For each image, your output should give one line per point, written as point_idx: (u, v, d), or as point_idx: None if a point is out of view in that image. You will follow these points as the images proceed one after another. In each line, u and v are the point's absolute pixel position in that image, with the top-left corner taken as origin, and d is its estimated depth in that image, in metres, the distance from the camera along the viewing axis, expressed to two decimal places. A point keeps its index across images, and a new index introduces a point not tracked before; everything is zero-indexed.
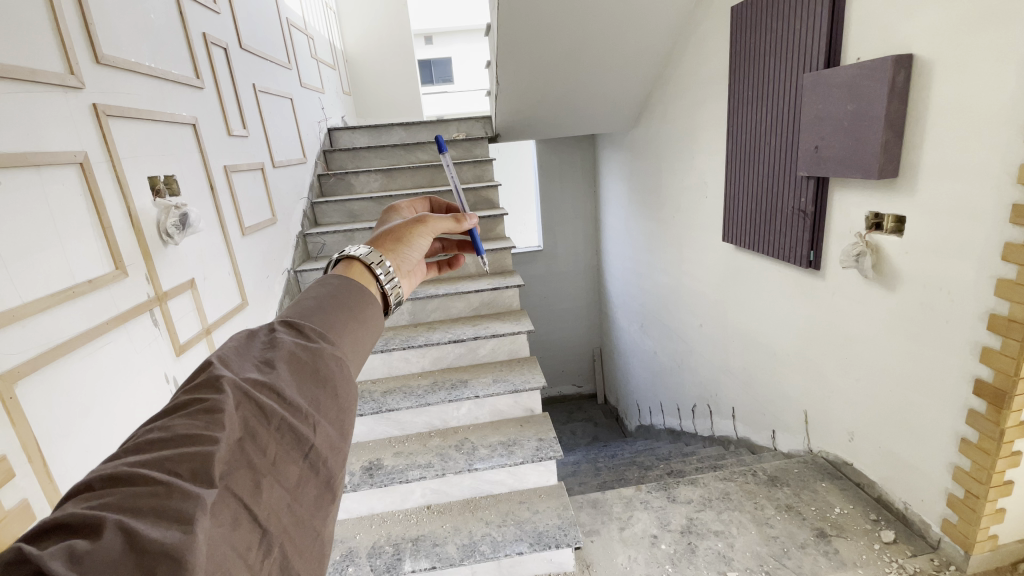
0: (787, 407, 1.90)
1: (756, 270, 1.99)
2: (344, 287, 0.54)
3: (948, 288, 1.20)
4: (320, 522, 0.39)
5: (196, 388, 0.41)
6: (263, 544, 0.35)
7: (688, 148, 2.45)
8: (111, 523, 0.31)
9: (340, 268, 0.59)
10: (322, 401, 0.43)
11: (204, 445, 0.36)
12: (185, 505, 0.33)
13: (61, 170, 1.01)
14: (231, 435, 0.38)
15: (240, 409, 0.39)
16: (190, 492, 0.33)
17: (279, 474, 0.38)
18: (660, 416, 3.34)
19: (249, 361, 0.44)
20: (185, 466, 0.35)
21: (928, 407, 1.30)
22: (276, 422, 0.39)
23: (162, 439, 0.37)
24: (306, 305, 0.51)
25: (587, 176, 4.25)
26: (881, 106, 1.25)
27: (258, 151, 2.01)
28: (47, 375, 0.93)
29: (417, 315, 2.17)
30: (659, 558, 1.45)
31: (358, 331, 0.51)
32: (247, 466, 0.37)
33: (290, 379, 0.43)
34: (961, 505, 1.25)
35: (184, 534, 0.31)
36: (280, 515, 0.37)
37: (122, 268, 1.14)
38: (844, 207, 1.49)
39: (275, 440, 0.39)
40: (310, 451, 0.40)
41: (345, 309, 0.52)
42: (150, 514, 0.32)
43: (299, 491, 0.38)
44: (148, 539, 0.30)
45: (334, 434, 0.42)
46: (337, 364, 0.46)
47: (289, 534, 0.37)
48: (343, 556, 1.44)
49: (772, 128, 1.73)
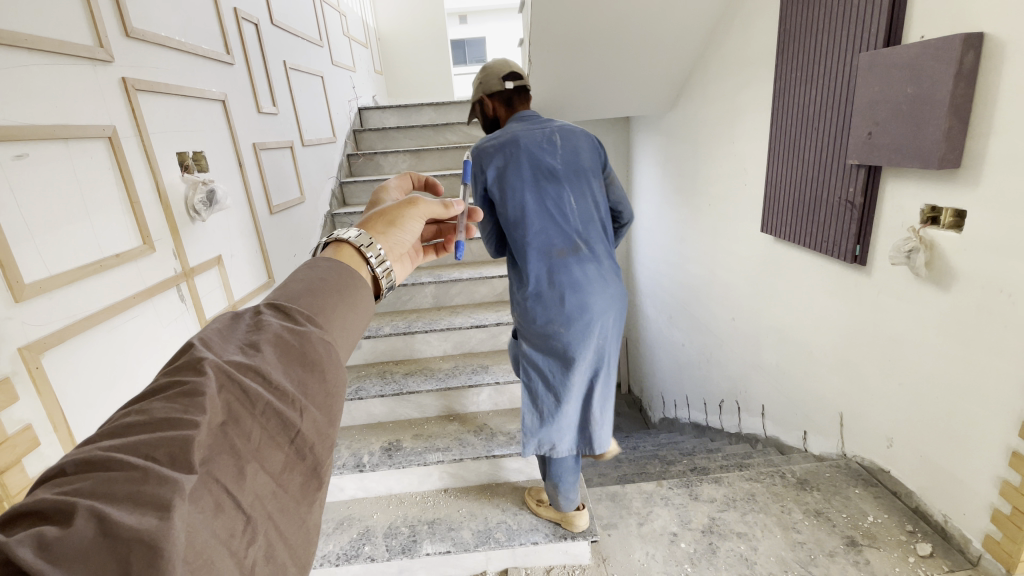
0: (821, 409, 1.81)
1: (795, 262, 1.90)
2: (335, 269, 0.51)
3: (1008, 289, 1.11)
4: (305, 513, 0.37)
5: (176, 370, 0.38)
6: (246, 532, 0.33)
7: (727, 131, 2.33)
8: (83, 509, 0.28)
9: (329, 250, 0.56)
10: (310, 385, 0.40)
11: (184, 427, 0.33)
12: (163, 493, 0.30)
13: (90, 144, 1.02)
14: (214, 419, 0.35)
15: (223, 392, 0.36)
16: (169, 478, 0.30)
17: (263, 460, 0.35)
18: (685, 410, 3.28)
19: (233, 344, 0.41)
20: (162, 451, 0.32)
21: (977, 416, 1.21)
22: (261, 407, 0.37)
23: (139, 421, 0.34)
24: (295, 288, 0.48)
25: (620, 161, 4.13)
26: (945, 89, 1.14)
27: (287, 128, 2.01)
28: (75, 346, 0.96)
29: (440, 298, 2.16)
30: (678, 556, 1.42)
31: (348, 314, 0.48)
32: (230, 453, 0.34)
33: (276, 363, 0.40)
34: (1006, 523, 1.17)
35: (161, 522, 0.28)
36: (264, 502, 0.34)
37: (149, 242, 1.15)
38: (898, 199, 1.38)
39: (259, 427, 0.36)
40: (295, 438, 0.38)
41: (335, 291, 0.48)
42: (125, 502, 0.29)
43: (282, 478, 0.36)
44: (125, 526, 0.28)
45: (320, 419, 0.40)
46: (328, 350, 0.43)
47: (273, 522, 0.35)
48: (359, 535, 1.46)
49: (823, 112, 1.61)
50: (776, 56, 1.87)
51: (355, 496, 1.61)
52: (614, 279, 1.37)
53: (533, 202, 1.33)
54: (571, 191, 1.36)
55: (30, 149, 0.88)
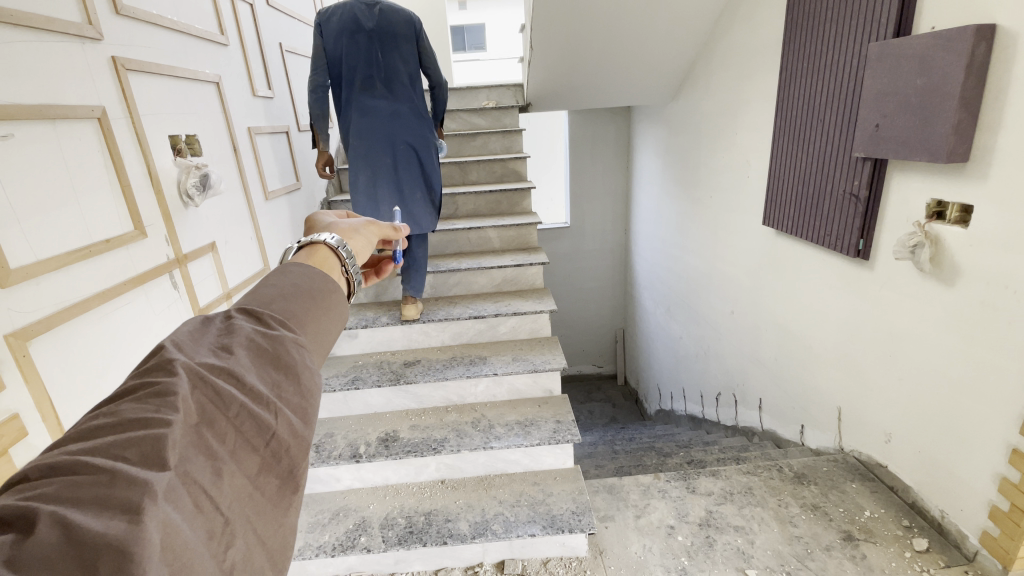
0: (820, 404, 1.81)
1: (796, 256, 1.88)
2: (308, 273, 0.47)
3: (1014, 286, 1.09)
4: (285, 517, 0.33)
5: (146, 372, 0.35)
6: (225, 534, 0.29)
7: (730, 122, 2.30)
8: (46, 514, 0.24)
9: (303, 253, 0.52)
10: (286, 387, 0.37)
11: (156, 427, 0.30)
12: (132, 495, 0.26)
13: (78, 125, 0.99)
14: (187, 419, 0.31)
15: (195, 394, 0.33)
16: (140, 478, 0.27)
17: (241, 462, 0.32)
18: (682, 402, 3.28)
19: (204, 346, 0.38)
20: (134, 451, 0.29)
21: (977, 412, 1.21)
22: (235, 408, 0.33)
23: (108, 425, 0.31)
24: (267, 291, 0.44)
25: (621, 152, 4.09)
26: (955, 82, 1.12)
27: (283, 113, 1.97)
28: (63, 334, 0.93)
29: (438, 288, 2.14)
30: (675, 549, 1.41)
31: (322, 319, 0.44)
32: (205, 454, 0.31)
33: (251, 365, 0.36)
34: (1004, 519, 1.17)
35: (132, 525, 0.25)
36: (243, 503, 0.31)
37: (141, 228, 1.13)
38: (903, 193, 1.36)
39: (233, 429, 0.33)
40: (272, 440, 0.34)
41: (308, 297, 0.44)
42: (93, 505, 0.26)
43: (259, 480, 0.32)
44: (92, 530, 0.24)
45: (298, 421, 0.36)
46: (303, 355, 0.39)
47: (252, 525, 0.31)
48: (356, 525, 1.45)
49: (830, 103, 1.59)
50: (782, 45, 1.84)
51: (351, 487, 1.60)
52: (408, 118, 1.84)
53: (348, 48, 1.76)
54: (384, 48, 1.78)
55: (16, 129, 0.85)
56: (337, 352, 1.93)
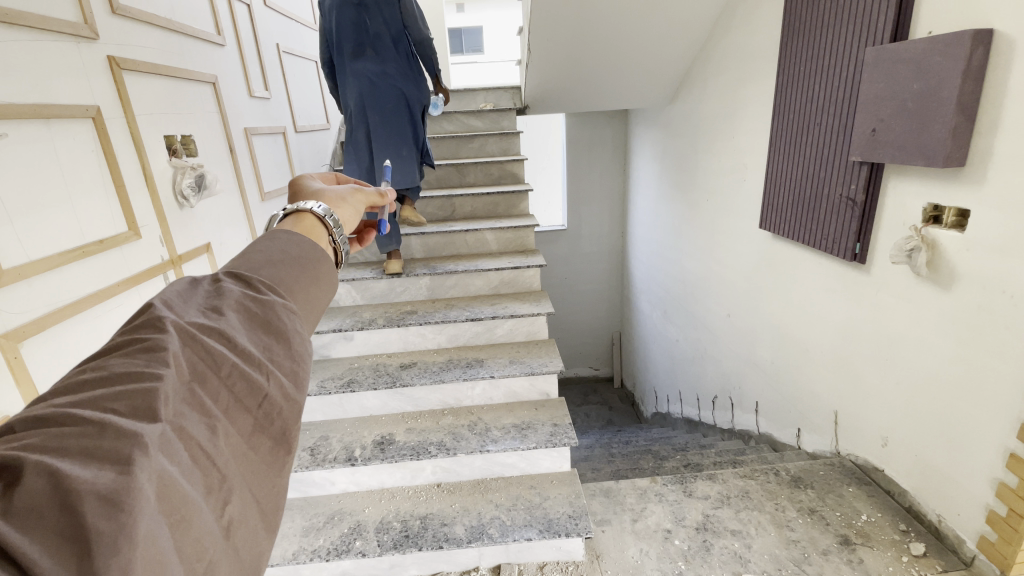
0: (816, 406, 1.81)
1: (793, 260, 1.88)
2: (298, 239, 0.45)
3: (1010, 291, 1.10)
4: (280, 478, 0.31)
5: (132, 330, 0.33)
6: (223, 491, 0.28)
7: (727, 126, 2.31)
8: (30, 464, 0.23)
9: (289, 220, 0.50)
10: (281, 347, 0.35)
11: (146, 381, 0.28)
12: (123, 445, 0.24)
13: (73, 125, 0.98)
14: (178, 374, 0.30)
15: (186, 350, 0.31)
16: (130, 430, 0.25)
17: (235, 421, 0.30)
18: (678, 405, 3.28)
19: (194, 307, 0.36)
20: (124, 404, 0.27)
21: (973, 416, 1.21)
22: (230, 365, 0.32)
23: (92, 381, 0.29)
24: (256, 254, 0.42)
25: (618, 154, 4.10)
26: (952, 87, 1.12)
27: (280, 114, 1.96)
28: (55, 336, 0.92)
29: (435, 290, 2.13)
30: (672, 553, 1.41)
31: (315, 288, 0.42)
32: (199, 410, 0.29)
33: (243, 325, 0.35)
34: (1002, 523, 1.17)
35: (123, 474, 0.23)
36: (238, 462, 0.29)
37: (135, 229, 1.12)
38: (900, 198, 1.37)
39: (226, 389, 0.31)
40: (267, 399, 0.33)
41: (299, 261, 0.43)
42: (80, 457, 0.24)
43: (253, 439, 0.31)
44: (81, 477, 0.23)
45: (293, 384, 0.35)
46: (295, 321, 0.37)
47: (248, 485, 0.29)
48: (351, 529, 1.44)
49: (827, 107, 1.59)
50: (779, 49, 1.85)
51: (346, 490, 1.58)
52: (396, 79, 1.93)
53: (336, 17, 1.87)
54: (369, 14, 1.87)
55: (10, 129, 0.84)
56: (333, 354, 1.92)
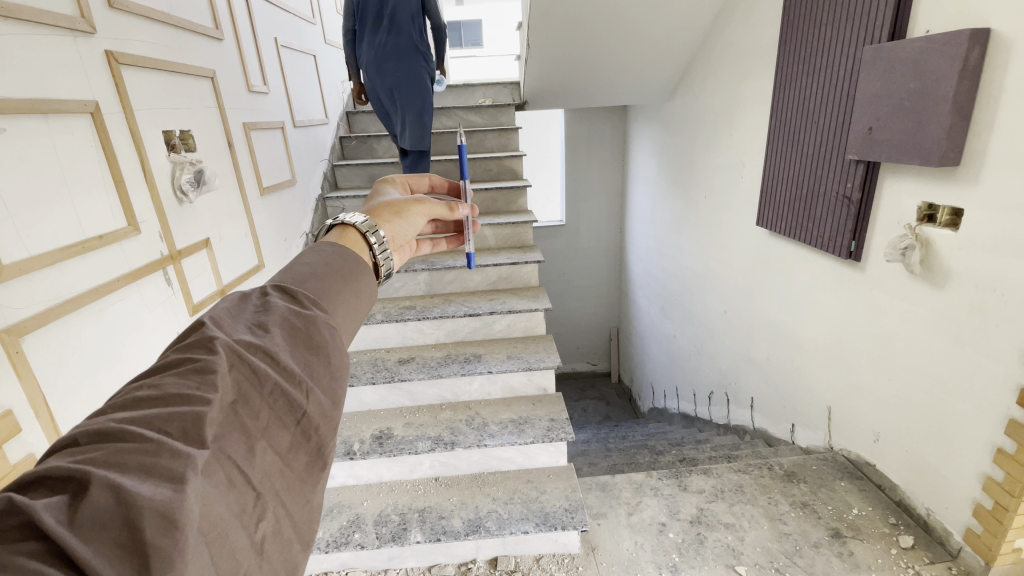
0: (811, 402, 1.83)
1: (789, 257, 1.89)
2: (338, 253, 0.49)
3: (1002, 289, 1.11)
4: (310, 491, 0.35)
5: (187, 347, 0.37)
6: (256, 508, 0.32)
7: (726, 122, 2.31)
8: (97, 479, 0.27)
9: (333, 234, 0.53)
10: (317, 367, 0.39)
11: (197, 403, 0.32)
12: (177, 465, 0.29)
13: (71, 120, 0.98)
14: (224, 396, 0.34)
15: (233, 371, 0.35)
16: (182, 451, 0.30)
17: (272, 440, 0.34)
18: (675, 400, 3.31)
19: (242, 323, 0.40)
20: (175, 425, 0.31)
21: (963, 413, 1.23)
22: (270, 387, 0.36)
23: (151, 396, 0.33)
24: (299, 270, 0.46)
25: (617, 150, 4.10)
26: (948, 86, 1.13)
27: (278, 108, 1.96)
28: (56, 330, 0.93)
29: (433, 286, 2.14)
30: (666, 546, 1.43)
31: (352, 300, 0.46)
32: (241, 430, 0.33)
33: (284, 345, 0.39)
34: (987, 516, 1.19)
35: (175, 492, 0.28)
36: (273, 479, 0.33)
37: (135, 225, 1.12)
38: (896, 196, 1.38)
39: (267, 407, 0.35)
40: (302, 419, 0.36)
41: (338, 276, 0.46)
42: (139, 472, 0.28)
43: (288, 457, 0.35)
44: (139, 494, 0.27)
45: (327, 402, 0.39)
46: (331, 340, 0.41)
47: (280, 499, 0.33)
48: (349, 522, 1.45)
49: (824, 105, 1.60)
50: (778, 46, 1.85)
51: (345, 483, 1.60)
52: (404, 41, 1.99)
53: None
54: None
55: (8, 123, 0.84)
56: None
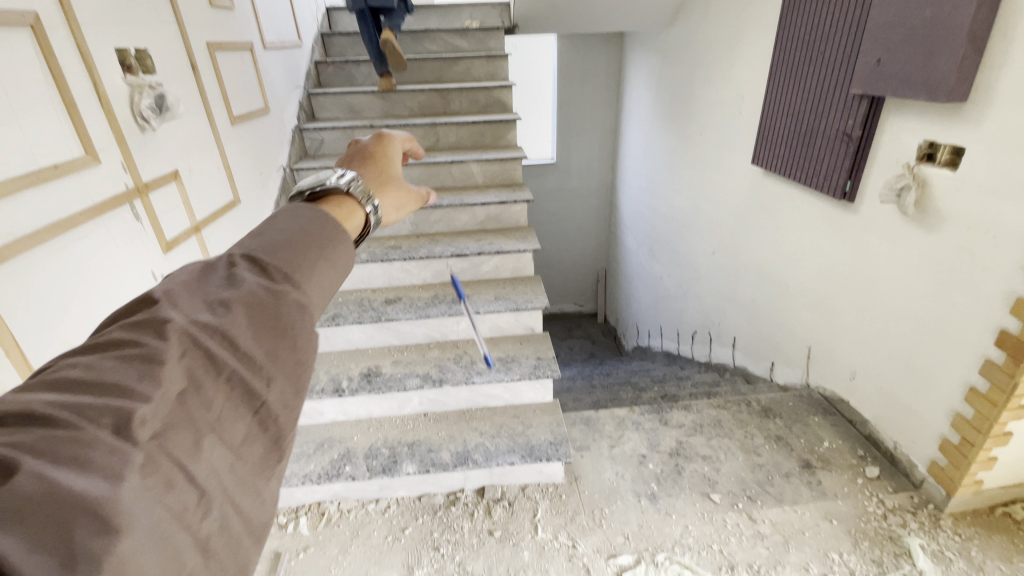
0: (791, 343, 1.87)
1: (782, 198, 1.86)
2: (318, 218, 0.45)
3: (994, 232, 1.10)
4: (263, 486, 0.33)
5: (134, 326, 0.35)
6: (202, 503, 0.30)
7: (727, 53, 2.19)
8: (23, 468, 0.25)
9: (320, 199, 0.51)
10: (280, 350, 0.37)
11: (142, 391, 0.31)
12: (112, 462, 0.28)
13: (10, 34, 0.88)
14: (169, 386, 0.32)
15: (181, 359, 0.33)
16: (117, 446, 0.28)
17: (223, 432, 0.32)
18: (659, 340, 3.38)
19: (200, 302, 0.37)
20: (112, 414, 0.30)
21: (940, 353, 1.27)
22: (222, 376, 0.34)
23: (91, 379, 0.32)
24: (272, 239, 0.43)
25: (611, 83, 3.92)
26: (964, 14, 1.05)
27: (245, 27, 1.79)
28: (17, 266, 0.87)
29: (419, 224, 2.08)
30: (646, 475, 1.50)
31: (328, 272, 0.43)
32: (190, 421, 0.31)
33: (243, 324, 0.36)
34: (952, 450, 1.25)
35: (105, 491, 0.26)
36: (222, 476, 0.31)
37: (94, 154, 1.04)
38: (898, 134, 1.33)
39: (218, 398, 0.33)
40: (258, 409, 0.35)
41: (317, 243, 0.43)
42: (71, 466, 0.27)
43: (241, 449, 0.33)
44: (65, 489, 0.25)
45: (287, 389, 0.36)
46: (297, 318, 0.38)
47: (230, 495, 0.31)
48: (340, 455, 1.49)
49: (833, 34, 1.50)
50: None
51: (335, 420, 1.63)
52: None
53: None
54: None
55: None
56: None
